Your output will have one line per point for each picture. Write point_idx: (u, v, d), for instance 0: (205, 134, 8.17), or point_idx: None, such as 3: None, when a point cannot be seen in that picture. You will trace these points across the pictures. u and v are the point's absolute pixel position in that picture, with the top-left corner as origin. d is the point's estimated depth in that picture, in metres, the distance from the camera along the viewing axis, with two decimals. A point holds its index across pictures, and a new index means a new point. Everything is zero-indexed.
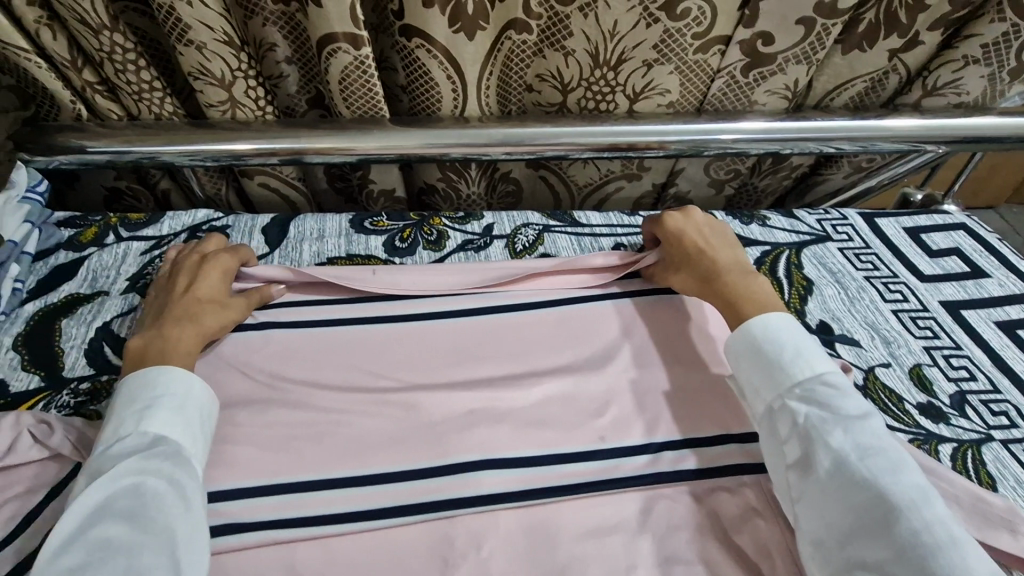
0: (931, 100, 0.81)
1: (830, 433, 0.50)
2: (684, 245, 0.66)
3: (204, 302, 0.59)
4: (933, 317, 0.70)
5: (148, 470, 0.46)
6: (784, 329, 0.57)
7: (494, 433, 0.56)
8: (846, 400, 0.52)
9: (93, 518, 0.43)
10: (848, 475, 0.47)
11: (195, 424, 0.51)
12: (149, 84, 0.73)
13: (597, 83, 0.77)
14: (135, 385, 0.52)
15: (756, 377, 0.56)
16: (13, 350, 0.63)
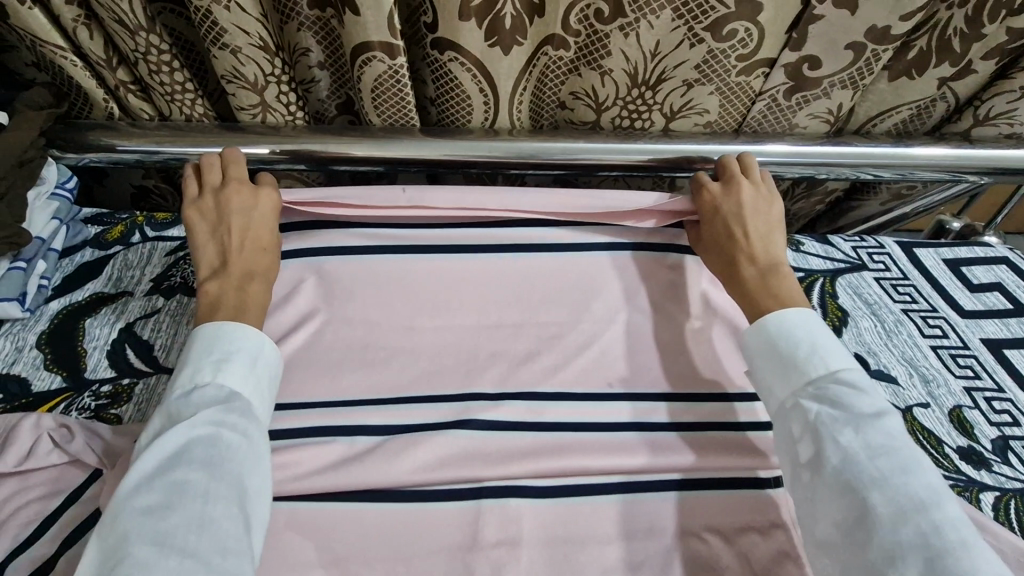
0: (981, 129, 0.78)
1: (839, 432, 0.48)
2: (715, 223, 0.63)
3: (265, 250, 0.59)
4: (974, 355, 0.68)
5: (224, 423, 0.47)
6: (799, 325, 0.55)
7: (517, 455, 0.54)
8: (861, 398, 0.50)
9: (172, 462, 0.44)
10: (855, 475, 0.46)
11: (264, 386, 0.52)
12: (182, 85, 0.73)
13: (634, 102, 0.75)
14: (211, 337, 0.52)
15: (768, 374, 0.55)
16: (37, 348, 0.63)
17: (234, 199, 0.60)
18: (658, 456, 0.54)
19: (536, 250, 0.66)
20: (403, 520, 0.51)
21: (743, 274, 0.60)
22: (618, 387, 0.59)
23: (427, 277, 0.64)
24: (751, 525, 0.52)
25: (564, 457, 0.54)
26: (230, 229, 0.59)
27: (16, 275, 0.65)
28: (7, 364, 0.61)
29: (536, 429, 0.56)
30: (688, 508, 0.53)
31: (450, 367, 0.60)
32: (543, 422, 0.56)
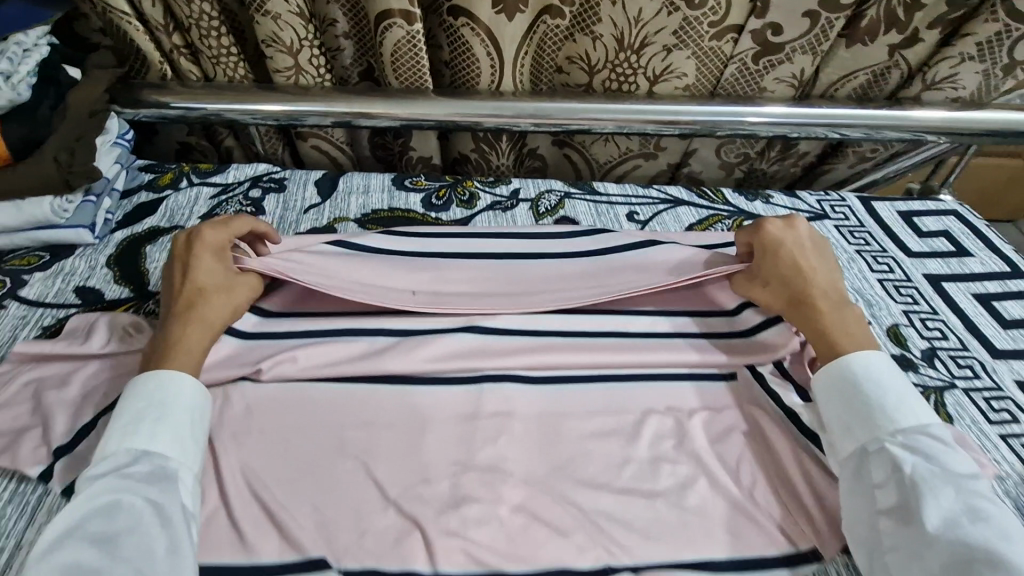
0: (931, 94, 0.87)
1: (938, 488, 0.48)
2: (780, 258, 0.63)
3: (206, 297, 0.59)
4: (914, 286, 0.77)
5: (125, 490, 0.47)
6: (886, 371, 0.55)
7: (511, 350, 0.64)
8: (954, 456, 0.50)
9: (68, 538, 0.44)
10: (959, 536, 0.45)
11: (187, 438, 0.52)
12: (227, 49, 0.84)
13: (622, 65, 0.85)
14: (131, 396, 0.53)
15: (847, 416, 0.54)
16: (107, 266, 0.74)
17: (177, 250, 0.62)
18: (633, 352, 0.64)
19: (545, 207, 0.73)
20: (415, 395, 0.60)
21: (816, 308, 0.60)
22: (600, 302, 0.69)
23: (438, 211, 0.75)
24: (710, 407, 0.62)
25: (551, 351, 0.63)
26: (175, 283, 0.60)
27: (88, 208, 0.76)
28: (83, 278, 0.72)
29: (530, 329, 0.66)
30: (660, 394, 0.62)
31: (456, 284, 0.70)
32: (533, 325, 0.66)
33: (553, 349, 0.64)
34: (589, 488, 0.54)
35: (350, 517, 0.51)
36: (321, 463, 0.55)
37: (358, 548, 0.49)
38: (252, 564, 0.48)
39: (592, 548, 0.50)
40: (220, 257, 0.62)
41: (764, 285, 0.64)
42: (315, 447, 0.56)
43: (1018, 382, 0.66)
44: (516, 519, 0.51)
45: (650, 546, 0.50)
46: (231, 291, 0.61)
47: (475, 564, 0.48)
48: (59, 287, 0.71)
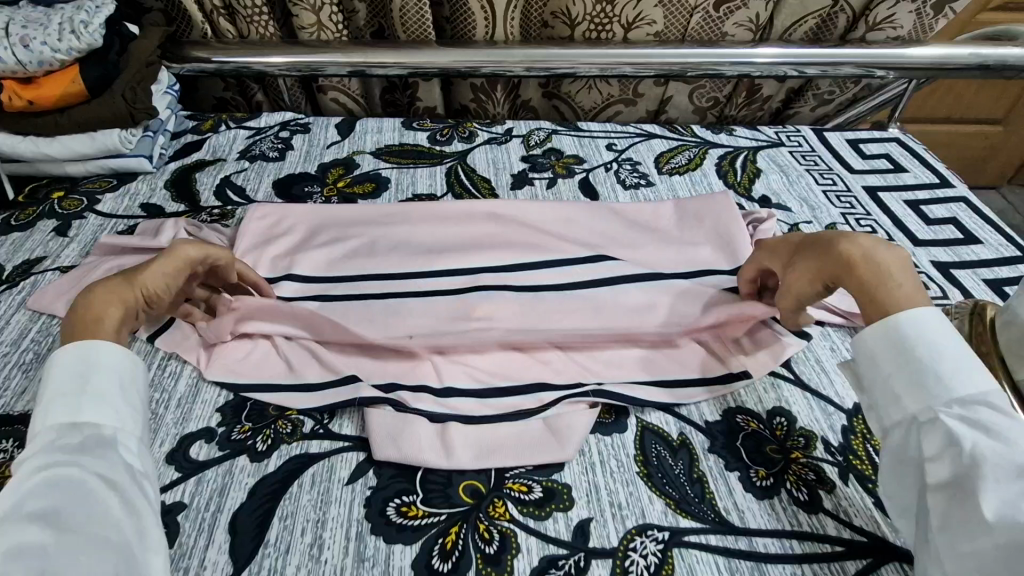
0: (874, 34, 1.00)
1: (996, 467, 0.43)
2: (790, 246, 0.63)
3: (135, 271, 0.59)
4: (854, 195, 0.89)
5: (59, 464, 0.45)
6: (942, 334, 0.49)
7: (506, 238, 0.76)
8: (1021, 430, 0.44)
9: (6, 521, 0.42)
10: (1016, 524, 0.41)
11: (118, 402, 0.51)
12: (259, 9, 0.98)
13: (600, 16, 0.98)
14: (57, 370, 0.50)
15: (894, 382, 0.50)
16: (165, 189, 0.88)
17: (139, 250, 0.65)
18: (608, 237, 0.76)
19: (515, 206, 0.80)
20: (425, 265, 0.72)
21: (851, 262, 0.55)
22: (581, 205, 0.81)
23: None
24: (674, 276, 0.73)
25: (538, 237, 0.76)
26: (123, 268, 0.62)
27: (147, 142, 0.90)
28: (146, 197, 0.86)
29: (519, 223, 0.79)
30: (636, 267, 0.72)
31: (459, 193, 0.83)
32: (524, 222, 0.79)
33: (541, 238, 0.76)
34: (567, 332, 0.66)
35: (373, 350, 0.64)
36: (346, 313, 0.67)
37: (381, 371, 0.62)
38: (299, 382, 0.61)
39: (568, 372, 0.62)
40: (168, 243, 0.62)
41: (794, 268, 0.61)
42: (340, 305, 0.68)
43: (933, 261, 0.77)
44: (508, 353, 0.64)
45: (615, 371, 0.63)
46: (160, 262, 0.60)
47: (474, 381, 0.61)
48: (127, 204, 0.85)
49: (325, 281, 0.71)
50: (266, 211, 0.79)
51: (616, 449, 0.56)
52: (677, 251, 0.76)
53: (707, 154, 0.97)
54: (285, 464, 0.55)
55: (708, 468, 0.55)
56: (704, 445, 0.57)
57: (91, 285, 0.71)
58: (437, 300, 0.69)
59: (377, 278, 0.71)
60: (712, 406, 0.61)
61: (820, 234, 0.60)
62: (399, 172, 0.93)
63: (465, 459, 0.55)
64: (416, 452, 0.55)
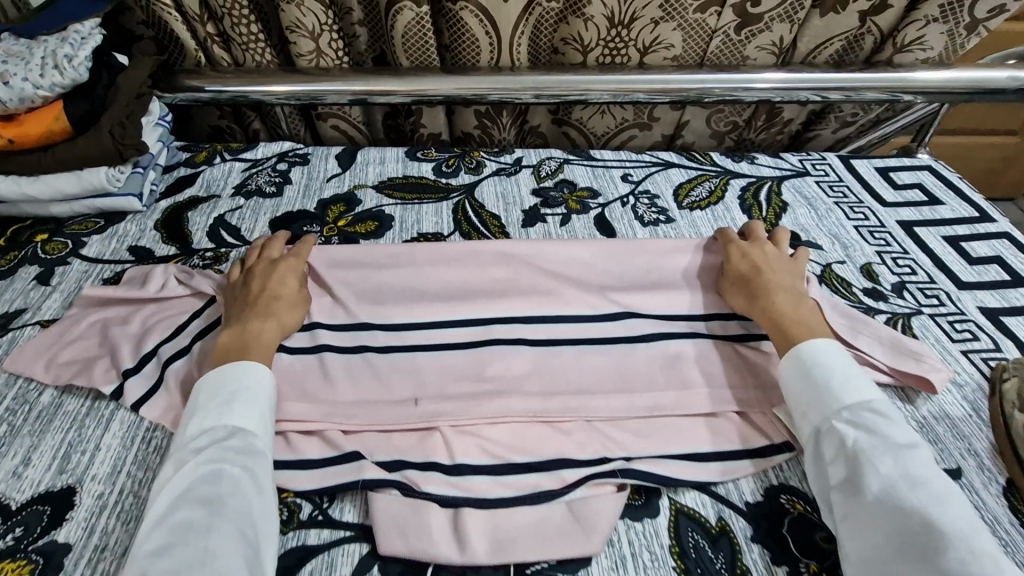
0: (902, 57, 0.94)
1: (873, 456, 0.49)
2: (742, 264, 0.68)
3: (278, 302, 0.64)
4: (888, 231, 0.83)
5: (224, 460, 0.51)
6: (833, 355, 0.57)
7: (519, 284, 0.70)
8: (894, 428, 0.52)
9: (177, 503, 0.48)
10: (896, 502, 0.47)
11: (265, 415, 0.55)
12: (255, 36, 0.93)
13: (613, 41, 0.93)
14: (218, 377, 0.56)
15: (800, 399, 0.56)
16: (155, 229, 0.83)
17: (259, 266, 0.68)
18: (630, 283, 0.71)
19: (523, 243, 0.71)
20: (432, 317, 0.67)
21: (773, 311, 0.63)
22: None
23: None
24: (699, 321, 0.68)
25: (554, 281, 0.70)
26: (254, 286, 0.66)
27: (137, 178, 0.85)
28: (135, 239, 0.81)
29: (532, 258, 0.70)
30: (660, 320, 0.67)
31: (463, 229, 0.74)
32: None
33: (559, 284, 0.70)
34: (589, 395, 0.61)
35: (377, 419, 0.58)
36: (348, 375, 0.62)
37: (386, 445, 0.56)
38: (299, 460, 0.56)
39: (590, 444, 0.57)
40: (299, 275, 0.68)
41: (733, 289, 0.67)
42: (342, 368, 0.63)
43: (980, 307, 0.72)
44: (524, 422, 0.58)
45: (641, 443, 0.57)
46: (301, 310, 0.65)
47: (488, 456, 0.55)
48: (115, 246, 0.80)
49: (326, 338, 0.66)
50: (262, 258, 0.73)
51: (648, 539, 0.51)
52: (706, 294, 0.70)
53: (728, 185, 0.92)
54: (280, 559, 0.50)
55: (751, 562, 0.49)
56: (746, 533, 0.51)
57: (74, 342, 0.66)
58: (445, 358, 0.63)
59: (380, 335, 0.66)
60: (752, 483, 0.55)
61: (772, 270, 0.67)
62: (403, 208, 0.88)
63: (481, 552, 0.49)
64: (426, 546, 0.49)
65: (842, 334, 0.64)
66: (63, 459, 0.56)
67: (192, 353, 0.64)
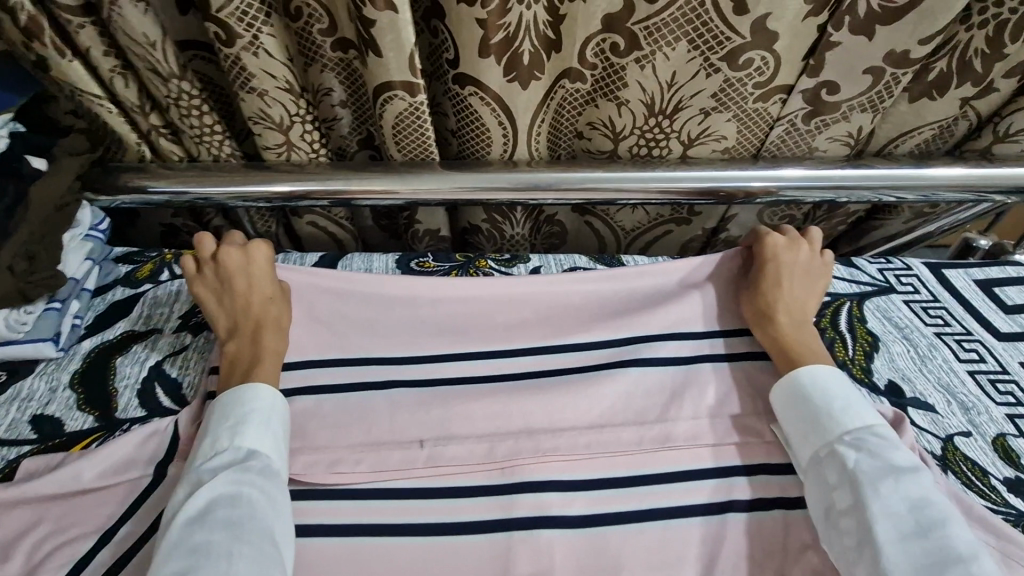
0: (1004, 147, 0.77)
1: (880, 480, 0.50)
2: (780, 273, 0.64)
3: (262, 308, 0.62)
4: (1015, 381, 0.65)
5: (243, 482, 0.49)
6: (833, 381, 0.57)
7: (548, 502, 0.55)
8: (896, 451, 0.52)
9: (196, 524, 0.46)
10: (900, 520, 0.48)
11: (281, 436, 0.54)
12: (210, 128, 0.75)
13: (652, 130, 0.76)
14: (226, 399, 0.55)
15: (801, 424, 0.56)
16: (70, 387, 0.64)
17: (228, 264, 0.64)
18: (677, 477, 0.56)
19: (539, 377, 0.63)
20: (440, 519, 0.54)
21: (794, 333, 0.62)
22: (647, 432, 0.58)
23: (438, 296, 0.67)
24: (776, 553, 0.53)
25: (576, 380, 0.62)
26: (235, 295, 0.63)
27: (51, 317, 0.66)
28: (42, 403, 0.62)
29: (552, 375, 0.63)
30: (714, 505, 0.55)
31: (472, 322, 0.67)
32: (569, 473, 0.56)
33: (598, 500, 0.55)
34: None
35: None
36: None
37: None
38: None
39: None
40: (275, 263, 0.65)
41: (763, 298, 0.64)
42: None
43: None
44: None
45: None
46: (288, 305, 0.63)
47: None
48: (14, 417, 0.61)
49: None
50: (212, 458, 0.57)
51: None
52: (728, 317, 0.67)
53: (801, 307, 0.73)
54: None
55: None
56: None
57: None
58: None
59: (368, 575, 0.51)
60: None
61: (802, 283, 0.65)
62: None
63: None
64: None
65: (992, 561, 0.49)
66: None
67: None
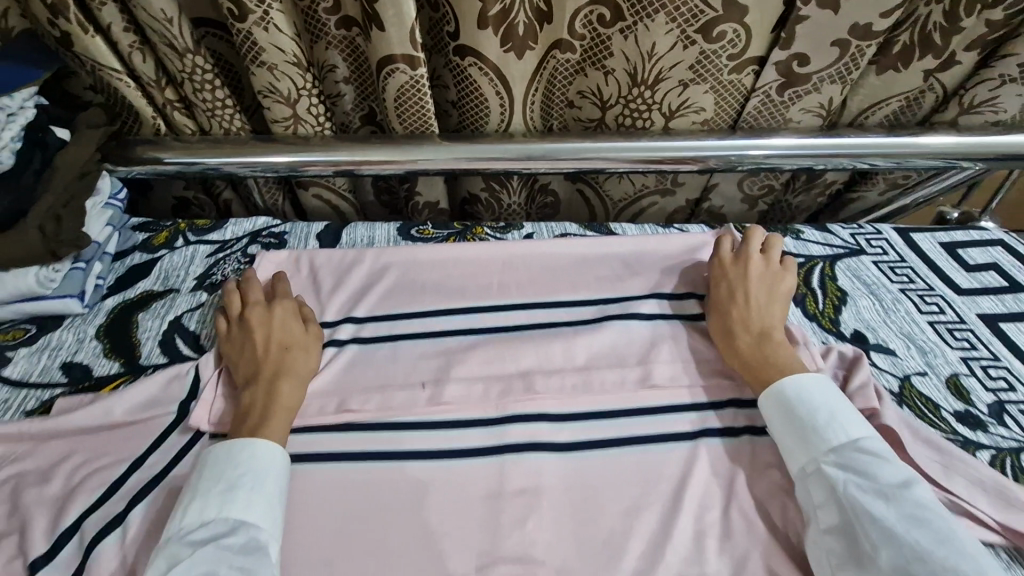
0: (968, 118, 0.82)
1: (865, 499, 0.49)
2: (757, 298, 0.67)
3: (283, 353, 0.62)
4: (971, 329, 0.70)
5: (223, 562, 0.47)
6: (818, 393, 0.57)
7: (539, 433, 0.59)
8: (886, 467, 0.51)
9: None
10: (887, 542, 0.47)
11: (274, 506, 0.52)
12: (222, 102, 0.80)
13: (636, 101, 0.81)
14: (221, 458, 0.54)
15: (787, 438, 0.56)
16: (96, 338, 0.69)
17: (253, 315, 0.65)
18: (656, 412, 0.61)
19: (529, 328, 0.69)
20: (437, 447, 0.59)
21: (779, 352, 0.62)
22: (630, 374, 0.64)
23: (433, 260, 0.76)
24: (749, 472, 0.57)
25: (563, 331, 0.68)
26: (255, 341, 0.63)
27: (77, 275, 0.71)
28: (71, 352, 0.68)
29: (542, 327, 0.69)
30: (692, 431, 0.60)
31: (468, 283, 0.74)
32: (558, 410, 0.61)
33: (585, 430, 0.60)
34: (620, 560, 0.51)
35: None
36: (341, 559, 0.52)
37: None
38: None
39: None
40: (297, 314, 0.66)
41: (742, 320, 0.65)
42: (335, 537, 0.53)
43: None
44: None
45: None
46: (314, 354, 0.64)
47: None
48: (46, 364, 0.66)
49: (313, 501, 0.56)
50: (230, 395, 0.62)
51: None
52: (693, 280, 0.74)
53: None
54: None
55: None
56: None
57: None
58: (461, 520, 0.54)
59: (379, 487, 0.56)
60: None
61: (772, 304, 0.67)
62: None
63: None
64: None
65: (931, 476, 0.54)
66: None
67: (126, 526, 0.52)
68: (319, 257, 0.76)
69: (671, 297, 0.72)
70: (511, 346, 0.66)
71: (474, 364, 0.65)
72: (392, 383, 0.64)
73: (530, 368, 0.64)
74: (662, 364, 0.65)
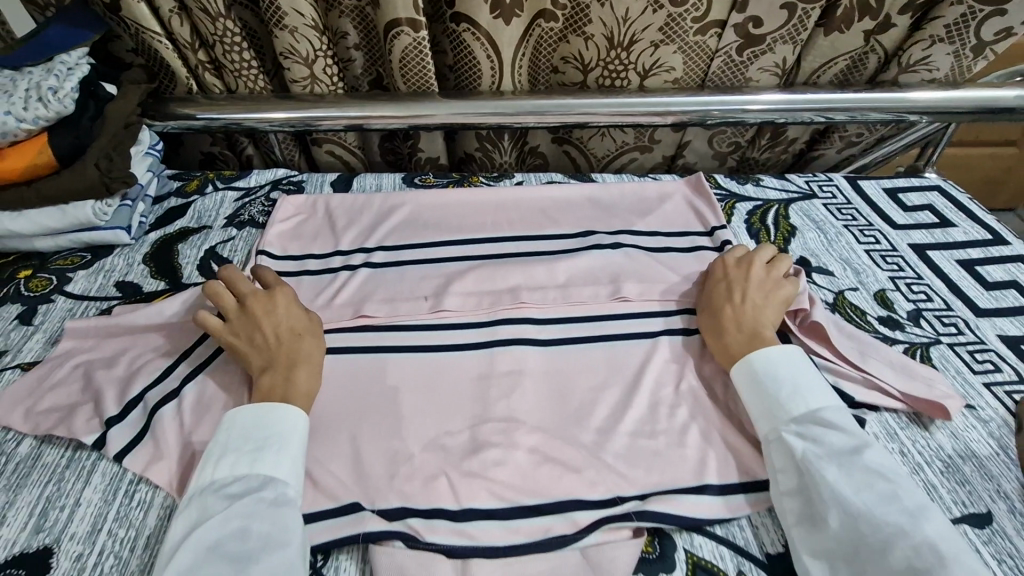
0: (908, 76, 0.92)
1: (819, 463, 0.53)
2: (753, 294, 0.67)
3: (290, 340, 0.64)
4: (901, 255, 0.81)
5: (255, 515, 0.50)
6: (784, 367, 0.60)
7: (524, 332, 0.70)
8: (841, 436, 0.55)
9: (203, 559, 0.47)
10: (837, 501, 0.50)
11: (298, 466, 0.56)
12: (247, 63, 0.91)
13: (613, 62, 0.92)
14: (246, 421, 0.57)
15: (754, 408, 0.60)
16: (144, 262, 0.80)
17: (255, 306, 0.66)
18: (623, 316, 0.72)
19: (517, 253, 0.80)
20: (438, 343, 0.69)
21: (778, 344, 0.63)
22: (603, 287, 0.74)
23: (434, 202, 0.88)
24: (699, 358, 0.68)
25: (547, 255, 0.79)
26: (263, 329, 0.64)
27: (124, 211, 0.82)
28: (122, 273, 0.79)
29: (528, 253, 0.80)
30: (653, 330, 0.71)
31: (465, 220, 0.85)
32: (540, 315, 0.72)
33: (562, 330, 0.71)
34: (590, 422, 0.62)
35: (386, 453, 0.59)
36: (360, 410, 0.62)
37: (388, 490, 0.56)
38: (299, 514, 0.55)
39: (602, 483, 0.57)
40: (298, 302, 0.68)
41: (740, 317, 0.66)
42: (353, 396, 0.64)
43: (1000, 336, 0.70)
44: (532, 459, 0.58)
45: (650, 479, 0.57)
46: (319, 340, 0.66)
47: (497, 500, 0.55)
48: (102, 283, 0.77)
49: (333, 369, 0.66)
50: None
51: None
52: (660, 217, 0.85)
53: (734, 209, 0.89)
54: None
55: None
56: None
57: (57, 387, 0.64)
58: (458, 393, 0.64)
59: (390, 363, 0.67)
60: (767, 521, 0.56)
61: (771, 297, 0.68)
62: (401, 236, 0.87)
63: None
64: None
65: (850, 359, 0.64)
66: (40, 516, 0.55)
67: (181, 397, 0.62)
68: (335, 200, 0.87)
69: (641, 230, 0.83)
70: (502, 265, 0.77)
71: (469, 278, 0.75)
72: (399, 293, 0.74)
73: (517, 283, 0.75)
74: (631, 278, 0.75)
